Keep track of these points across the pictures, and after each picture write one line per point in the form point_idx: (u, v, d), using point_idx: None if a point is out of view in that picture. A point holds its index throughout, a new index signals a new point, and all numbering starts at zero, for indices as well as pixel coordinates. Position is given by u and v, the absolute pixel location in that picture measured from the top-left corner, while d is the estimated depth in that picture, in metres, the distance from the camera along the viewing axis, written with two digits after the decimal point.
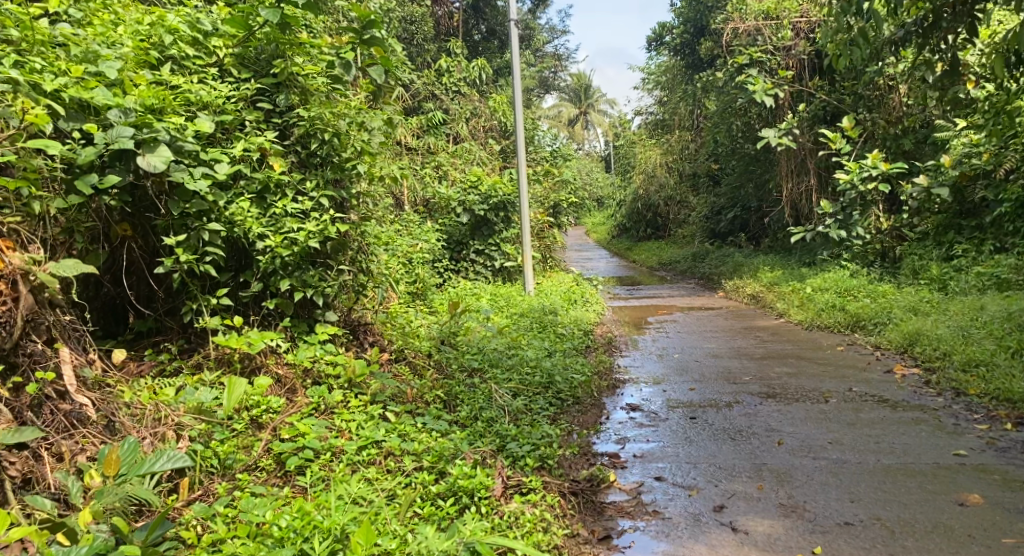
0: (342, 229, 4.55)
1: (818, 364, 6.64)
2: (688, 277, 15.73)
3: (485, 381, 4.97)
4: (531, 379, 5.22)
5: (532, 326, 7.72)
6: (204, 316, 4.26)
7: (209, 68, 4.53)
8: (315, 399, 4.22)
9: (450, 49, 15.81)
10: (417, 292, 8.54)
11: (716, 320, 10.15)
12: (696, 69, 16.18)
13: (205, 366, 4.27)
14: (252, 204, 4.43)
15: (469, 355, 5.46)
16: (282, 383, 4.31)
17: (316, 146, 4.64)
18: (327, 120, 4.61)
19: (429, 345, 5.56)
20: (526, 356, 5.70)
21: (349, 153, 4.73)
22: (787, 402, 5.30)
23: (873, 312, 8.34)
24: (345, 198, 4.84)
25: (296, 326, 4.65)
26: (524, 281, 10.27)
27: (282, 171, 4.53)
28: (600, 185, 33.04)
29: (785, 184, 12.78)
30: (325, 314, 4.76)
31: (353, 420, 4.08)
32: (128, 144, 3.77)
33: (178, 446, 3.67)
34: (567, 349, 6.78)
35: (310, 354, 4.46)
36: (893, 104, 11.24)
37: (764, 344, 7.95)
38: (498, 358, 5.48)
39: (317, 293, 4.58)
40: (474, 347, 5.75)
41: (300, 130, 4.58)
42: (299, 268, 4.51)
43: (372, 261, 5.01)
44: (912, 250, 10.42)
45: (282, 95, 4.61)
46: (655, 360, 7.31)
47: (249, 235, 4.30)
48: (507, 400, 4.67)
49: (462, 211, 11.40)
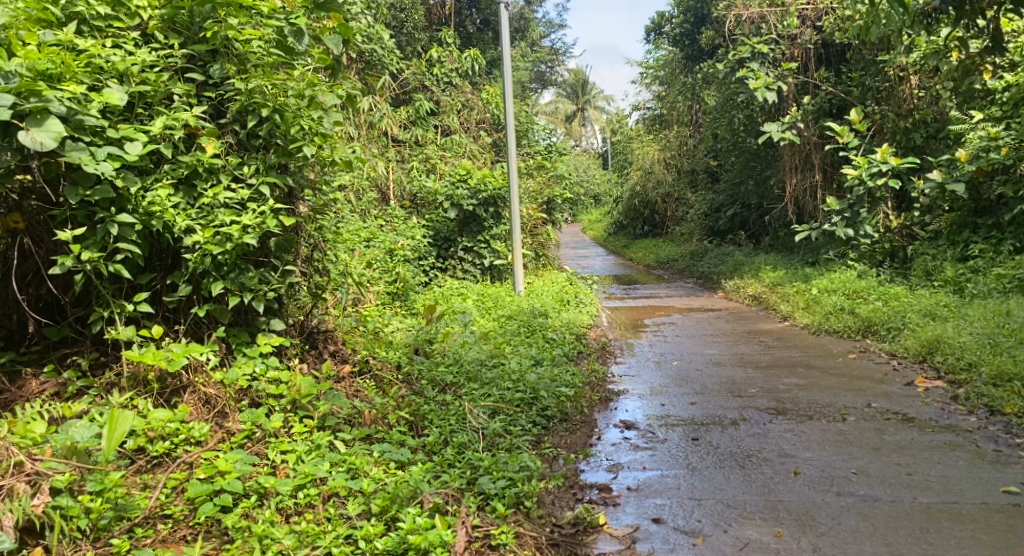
0: (285, 222, 3.98)
1: (830, 375, 6.08)
2: (685, 276, 15.15)
3: (458, 399, 4.43)
4: (512, 395, 4.65)
5: (519, 331, 7.14)
6: (116, 326, 3.71)
7: (128, 33, 3.93)
8: (249, 426, 3.74)
9: (441, 38, 15.23)
10: (397, 292, 7.96)
11: (718, 322, 9.59)
12: (696, 61, 15.65)
13: (117, 388, 3.74)
14: (178, 193, 3.88)
15: (443, 368, 4.89)
16: (209, 404, 3.83)
17: (257, 125, 4.08)
18: (268, 93, 4.03)
19: (400, 356, 4.99)
20: (508, 368, 5.12)
21: (297, 134, 4.14)
22: (801, 420, 4.74)
23: (884, 317, 7.80)
24: (291, 187, 4.26)
25: (234, 337, 4.09)
26: (513, 280, 9.69)
27: (215, 154, 3.98)
28: (597, 182, 32.46)
29: (789, 179, 12.22)
30: (272, 322, 4.19)
31: (292, 451, 3.62)
32: (5, 116, 3.18)
33: (32, 503, 3.04)
34: (555, 359, 6.19)
35: (245, 372, 3.91)
36: (904, 95, 10.69)
37: (769, 351, 7.39)
38: (475, 370, 4.91)
39: (258, 299, 4.01)
40: (450, 356, 5.17)
41: (235, 104, 4.00)
42: (235, 270, 3.95)
43: (326, 260, 4.54)
44: (923, 250, 9.86)
45: (217, 65, 4.05)
46: (652, 368, 6.74)
47: (172, 230, 3.74)
48: (483, 422, 4.13)
49: (449, 206, 10.80)
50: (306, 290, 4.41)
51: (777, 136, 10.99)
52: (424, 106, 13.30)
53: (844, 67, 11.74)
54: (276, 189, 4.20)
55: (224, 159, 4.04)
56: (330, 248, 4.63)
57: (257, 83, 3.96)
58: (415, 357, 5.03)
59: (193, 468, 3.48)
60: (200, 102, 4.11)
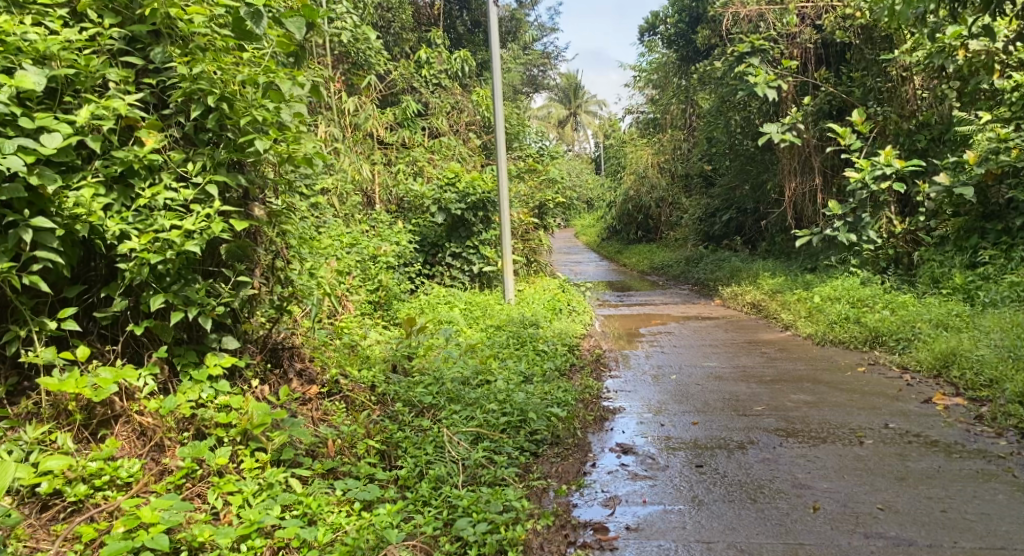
0: (234, 227, 3.59)
1: (841, 390, 5.69)
2: (681, 283, 14.77)
3: (439, 424, 4.08)
4: (499, 418, 4.26)
5: (507, 344, 6.72)
6: (36, 346, 3.33)
7: (56, 10, 3.51)
8: (189, 462, 3.39)
9: (430, 39, 14.85)
10: (379, 301, 7.54)
11: (716, 331, 9.22)
12: (690, 63, 15.34)
13: (36, 419, 3.33)
14: (112, 193, 3.50)
15: (424, 387, 4.49)
16: (142, 435, 3.47)
17: (203, 116, 3.69)
18: (213, 80, 3.65)
19: (379, 375, 4.60)
20: (496, 386, 4.71)
21: (248, 126, 3.74)
22: (815, 443, 4.35)
23: (892, 327, 7.43)
24: (247, 186, 3.88)
25: (181, 357, 3.71)
26: (503, 287, 9.27)
27: (155, 149, 3.61)
28: (589, 188, 32.12)
29: (788, 183, 11.88)
30: (223, 340, 3.82)
31: (238, 492, 3.30)
32: None
33: None
34: (546, 374, 5.78)
35: (190, 398, 3.56)
36: (907, 95, 10.29)
37: (772, 363, 7.00)
38: (460, 390, 4.51)
39: (206, 315, 3.65)
40: (433, 373, 4.77)
41: (178, 92, 3.62)
42: (180, 282, 3.58)
43: (292, 270, 4.18)
44: (929, 256, 9.51)
45: (158, 49, 3.67)
46: (649, 383, 6.35)
47: (105, 236, 3.41)
48: (464, 451, 3.82)
49: (437, 210, 10.39)
50: (269, 303, 4.02)
51: (777, 137, 10.61)
52: (411, 107, 12.90)
53: (844, 67, 11.39)
54: (227, 190, 3.83)
55: (164, 154, 3.67)
56: (296, 255, 4.24)
57: (201, 66, 3.59)
58: (395, 376, 4.63)
59: (115, 516, 3.13)
60: (139, 89, 3.73)
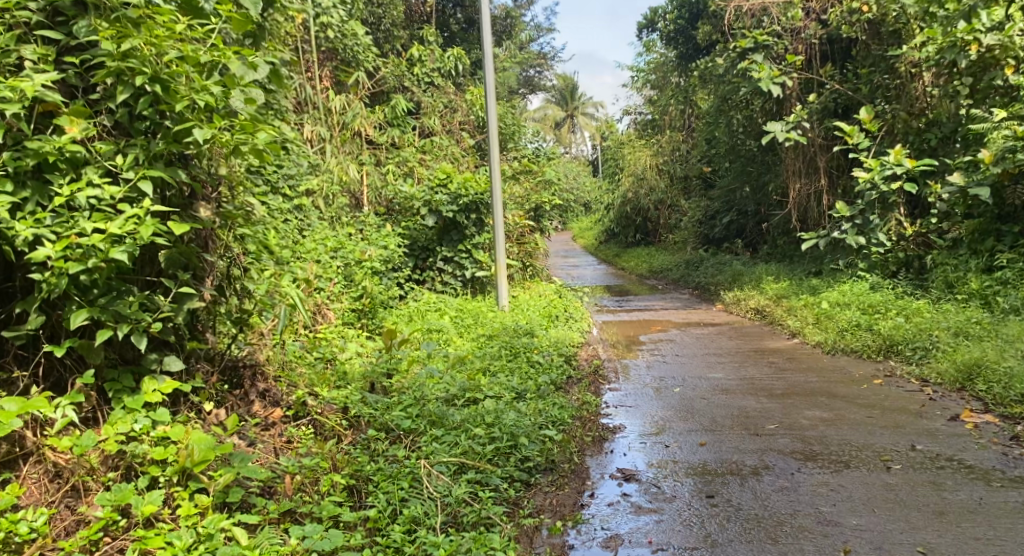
0: (175, 230, 3.18)
1: (858, 406, 5.29)
2: (681, 287, 14.34)
3: (418, 454, 3.71)
4: (486, 444, 3.86)
5: (499, 355, 6.29)
6: None
7: None
8: (108, 511, 3.03)
9: (423, 38, 14.45)
10: (363, 309, 7.13)
11: (720, 339, 8.82)
12: (689, 61, 14.98)
13: None
14: (27, 191, 3.14)
15: (402, 412, 4.10)
16: (56, 474, 3.15)
17: (136, 101, 3.31)
18: (144, 56, 3.28)
19: (350, 401, 4.20)
20: (482, 408, 4.29)
21: (187, 111, 3.38)
22: (838, 469, 3.93)
23: (908, 336, 7.03)
24: (190, 181, 3.50)
25: (115, 384, 3.35)
26: (497, 294, 8.84)
27: (79, 139, 3.24)
28: (586, 190, 31.72)
29: (792, 184, 11.47)
30: (165, 361, 3.43)
31: (166, 547, 2.89)
32: None
33: None
34: (540, 390, 5.35)
35: (119, 430, 3.22)
36: (916, 93, 9.87)
37: (780, 375, 6.59)
38: (443, 412, 4.11)
39: (139, 332, 3.27)
40: (412, 394, 4.35)
41: (104, 72, 3.24)
42: (111, 294, 3.22)
43: (249, 280, 3.88)
44: (941, 261, 9.11)
45: (82, 24, 3.29)
46: (650, 398, 5.92)
47: (16, 243, 3.06)
48: (443, 488, 3.44)
49: (428, 213, 9.95)
50: (227, 315, 3.77)
51: (781, 136, 10.20)
52: (402, 106, 12.49)
53: (851, 64, 11.00)
54: (167, 189, 3.45)
55: (87, 148, 3.30)
56: (252, 264, 3.91)
57: (131, 42, 3.24)
58: (372, 398, 4.25)
59: None
60: (61, 69, 3.34)
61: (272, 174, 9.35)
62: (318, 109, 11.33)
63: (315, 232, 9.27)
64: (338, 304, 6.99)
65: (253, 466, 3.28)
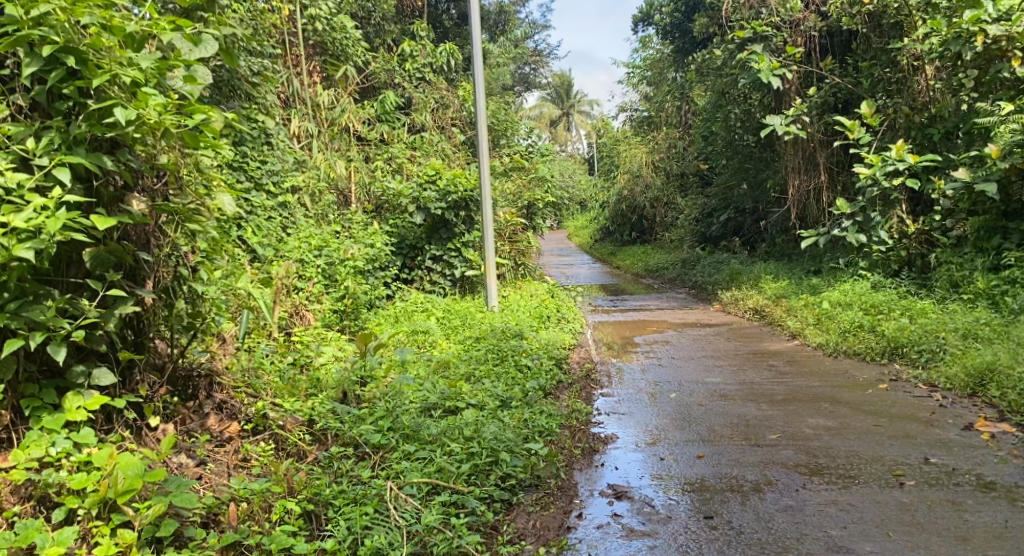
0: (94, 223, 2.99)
1: (863, 413, 5.00)
2: (677, 286, 14.03)
3: (382, 477, 3.44)
4: (462, 463, 3.57)
5: (485, 360, 5.97)
6: None
7: None
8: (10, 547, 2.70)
9: (414, 32, 14.14)
10: (345, 311, 6.82)
11: (716, 340, 8.53)
12: (685, 55, 14.74)
13: None
14: None
15: (371, 426, 3.84)
16: None
17: (52, 74, 3.07)
18: (59, 22, 3.03)
19: (317, 414, 3.96)
20: (460, 420, 3.99)
21: (108, 86, 3.12)
22: (846, 485, 3.64)
23: (914, 338, 6.75)
24: (119, 169, 3.21)
25: (32, 403, 3.07)
26: (486, 294, 8.52)
27: None
28: (582, 188, 31.42)
29: (790, 180, 11.16)
30: (93, 374, 3.18)
31: None
32: None
33: None
34: (526, 398, 5.02)
35: (32, 455, 2.93)
36: (918, 87, 9.60)
37: (779, 379, 6.30)
38: (416, 425, 3.84)
39: (57, 341, 3.03)
40: (386, 405, 4.07)
41: (8, 43, 2.98)
42: (23, 300, 2.97)
43: (194, 283, 3.60)
44: (946, 259, 8.81)
45: None
46: (645, 405, 5.62)
47: None
48: (408, 518, 3.18)
49: (416, 210, 9.63)
50: (178, 320, 3.55)
51: (779, 129, 9.94)
52: (391, 101, 12.18)
53: (851, 57, 10.71)
54: (93, 177, 3.18)
55: None
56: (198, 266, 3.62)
57: (43, 7, 2.98)
58: (342, 410, 4.00)
59: None
60: None
61: (251, 169, 9.04)
62: (305, 104, 11.06)
63: (299, 229, 8.98)
64: (317, 304, 6.66)
65: (189, 495, 2.96)
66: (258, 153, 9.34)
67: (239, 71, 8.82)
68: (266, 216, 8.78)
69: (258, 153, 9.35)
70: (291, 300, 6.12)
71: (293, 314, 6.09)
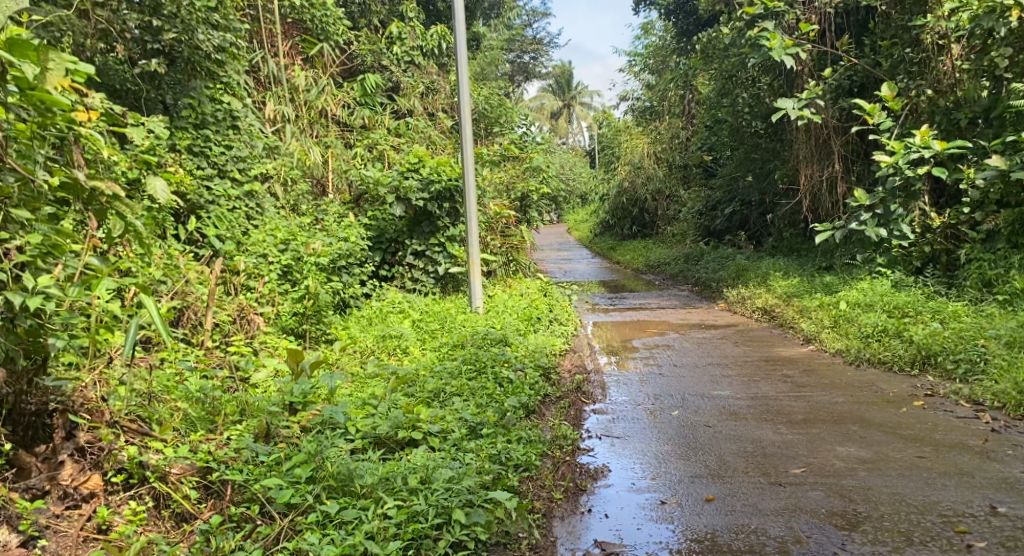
0: None
1: (901, 440, 4.25)
2: (680, 283, 13.23)
3: (281, 543, 3.05)
4: (389, 541, 2.99)
5: (459, 373, 5.18)
6: None
7: None
8: None
9: (402, 13, 13.32)
10: (305, 314, 6.05)
11: (723, 344, 7.77)
12: (689, 38, 13.98)
13: None
14: None
15: (286, 479, 3.33)
16: None
17: None
18: None
19: (216, 463, 3.50)
20: (400, 463, 3.45)
21: None
22: (898, 549, 3.06)
23: (949, 346, 5.97)
24: None
25: None
26: (470, 294, 7.71)
27: None
28: (583, 181, 30.54)
29: (803, 169, 10.33)
30: None
31: None
32: None
33: None
34: (501, 424, 4.24)
35: None
36: (943, 69, 8.66)
37: (793, 394, 5.54)
38: (347, 473, 3.34)
39: None
40: (311, 445, 3.53)
41: None
42: None
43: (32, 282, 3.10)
44: (976, 256, 8.03)
45: None
46: (642, 426, 4.86)
47: None
48: None
49: (395, 201, 8.83)
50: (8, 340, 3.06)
51: (793, 114, 9.07)
52: (372, 82, 11.35)
53: (868, 37, 9.89)
54: None
55: None
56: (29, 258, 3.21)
57: None
58: (253, 455, 3.52)
59: None
60: None
61: (213, 154, 8.36)
62: (282, 86, 10.40)
63: (266, 223, 8.21)
64: (269, 307, 5.87)
65: None
66: (223, 137, 8.61)
67: (199, 45, 7.97)
68: (230, 209, 8.04)
69: (222, 138, 8.61)
70: (232, 307, 5.29)
71: (237, 320, 5.27)
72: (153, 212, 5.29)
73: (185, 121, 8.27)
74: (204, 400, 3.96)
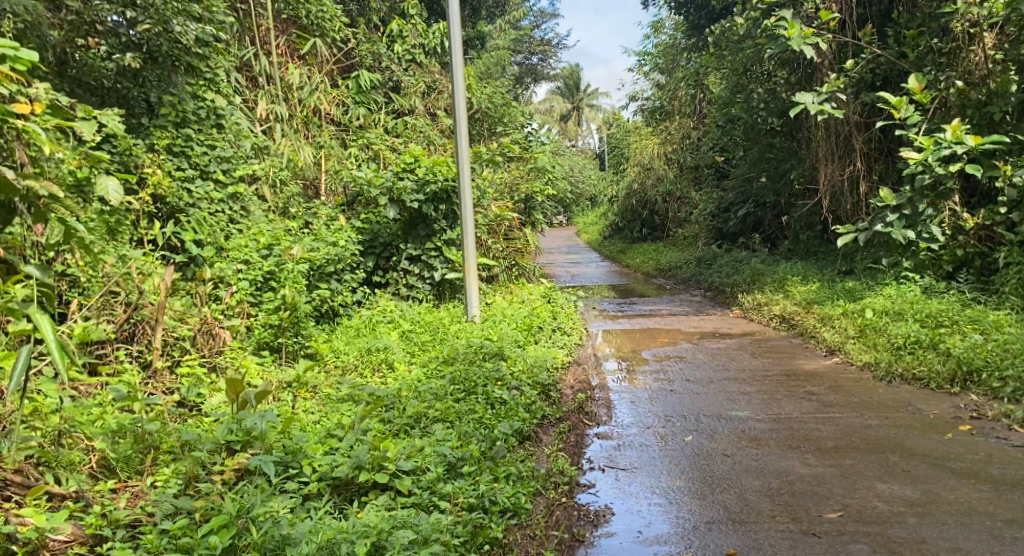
0: None
1: (953, 476, 3.72)
2: (692, 288, 12.61)
3: None
4: None
5: (445, 394, 4.63)
6: None
7: None
8: None
9: (403, 10, 12.83)
10: (281, 326, 5.52)
11: (739, 355, 7.19)
12: (699, 32, 13.46)
13: None
14: None
15: (200, 550, 2.80)
16: None
17: None
18: None
19: (112, 529, 3.01)
20: (349, 525, 2.97)
21: None
22: None
23: (994, 362, 5.43)
24: None
25: None
26: (466, 301, 7.18)
27: None
28: (592, 184, 29.95)
29: (822, 168, 9.71)
30: None
31: None
32: None
33: None
34: (487, 457, 3.70)
35: None
36: (974, 59, 7.88)
37: (818, 416, 4.98)
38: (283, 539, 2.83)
39: None
40: (235, 502, 3.03)
41: None
42: None
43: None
44: (1014, 260, 7.45)
45: None
46: (653, 454, 4.32)
47: None
48: None
49: (388, 203, 8.30)
50: None
51: (813, 109, 8.48)
52: (366, 78, 10.99)
53: (891, 28, 9.26)
54: None
55: None
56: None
57: None
58: (163, 516, 3.01)
59: None
60: None
61: (195, 154, 7.86)
62: (275, 84, 9.96)
63: (249, 227, 7.70)
64: (239, 319, 5.34)
65: None
66: (206, 136, 8.12)
67: (178, 38, 7.37)
68: (212, 213, 7.58)
69: (204, 136, 8.12)
70: (193, 321, 4.78)
71: (201, 335, 4.76)
72: (104, 217, 4.78)
73: (166, 119, 7.73)
74: (137, 434, 3.47)
